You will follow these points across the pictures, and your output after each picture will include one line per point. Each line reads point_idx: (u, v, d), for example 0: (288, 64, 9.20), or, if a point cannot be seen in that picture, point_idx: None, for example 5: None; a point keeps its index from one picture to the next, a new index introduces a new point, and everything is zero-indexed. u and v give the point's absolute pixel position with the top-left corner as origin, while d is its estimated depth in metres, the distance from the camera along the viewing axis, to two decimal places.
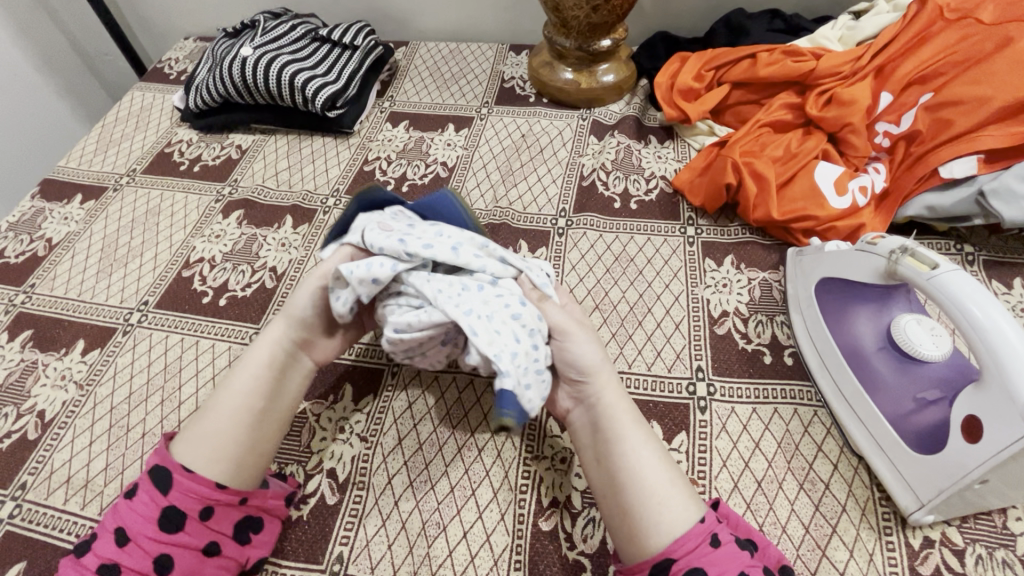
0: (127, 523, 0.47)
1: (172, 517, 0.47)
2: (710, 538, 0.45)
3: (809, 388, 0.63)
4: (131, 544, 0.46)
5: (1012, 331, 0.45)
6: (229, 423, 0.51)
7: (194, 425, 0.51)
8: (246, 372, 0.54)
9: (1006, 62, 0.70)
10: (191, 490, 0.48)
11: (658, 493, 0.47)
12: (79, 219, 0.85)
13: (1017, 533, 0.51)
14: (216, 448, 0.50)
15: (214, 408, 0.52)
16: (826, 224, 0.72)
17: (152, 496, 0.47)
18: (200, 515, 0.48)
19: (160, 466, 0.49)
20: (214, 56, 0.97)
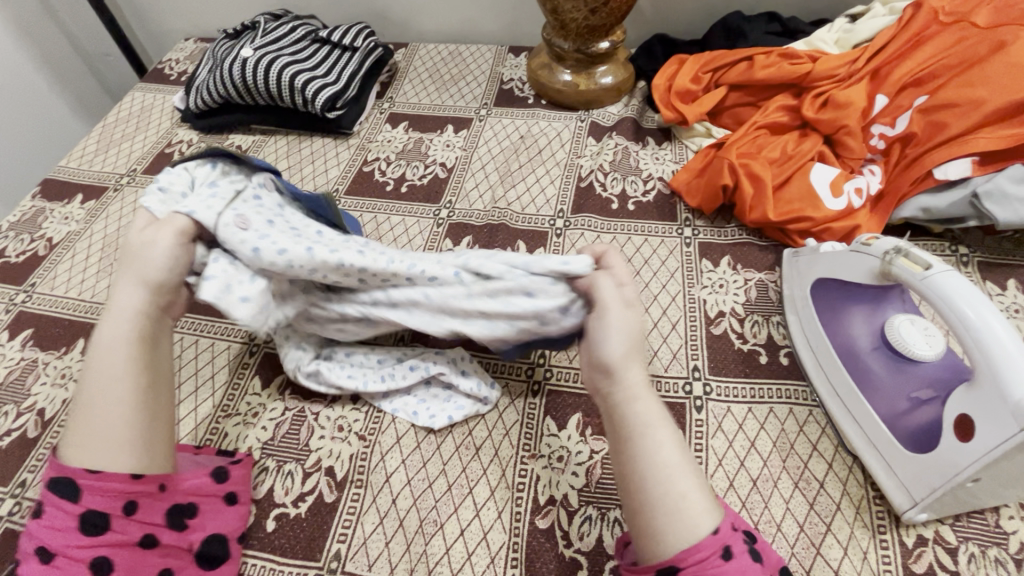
0: (46, 540, 0.45)
1: (93, 520, 0.46)
2: (722, 550, 0.42)
3: (804, 387, 0.63)
4: (59, 558, 0.44)
5: (1004, 332, 0.46)
6: (102, 407, 0.48)
7: (69, 425, 0.49)
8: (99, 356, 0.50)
9: (1000, 65, 0.70)
10: (100, 489, 0.46)
11: (676, 493, 0.44)
12: (80, 218, 0.85)
13: (1010, 532, 0.52)
14: (95, 437, 0.47)
15: (79, 401, 0.49)
16: (822, 225, 0.73)
17: (61, 508, 0.46)
18: (124, 511, 0.47)
19: (59, 477, 0.46)
20: (214, 57, 0.98)
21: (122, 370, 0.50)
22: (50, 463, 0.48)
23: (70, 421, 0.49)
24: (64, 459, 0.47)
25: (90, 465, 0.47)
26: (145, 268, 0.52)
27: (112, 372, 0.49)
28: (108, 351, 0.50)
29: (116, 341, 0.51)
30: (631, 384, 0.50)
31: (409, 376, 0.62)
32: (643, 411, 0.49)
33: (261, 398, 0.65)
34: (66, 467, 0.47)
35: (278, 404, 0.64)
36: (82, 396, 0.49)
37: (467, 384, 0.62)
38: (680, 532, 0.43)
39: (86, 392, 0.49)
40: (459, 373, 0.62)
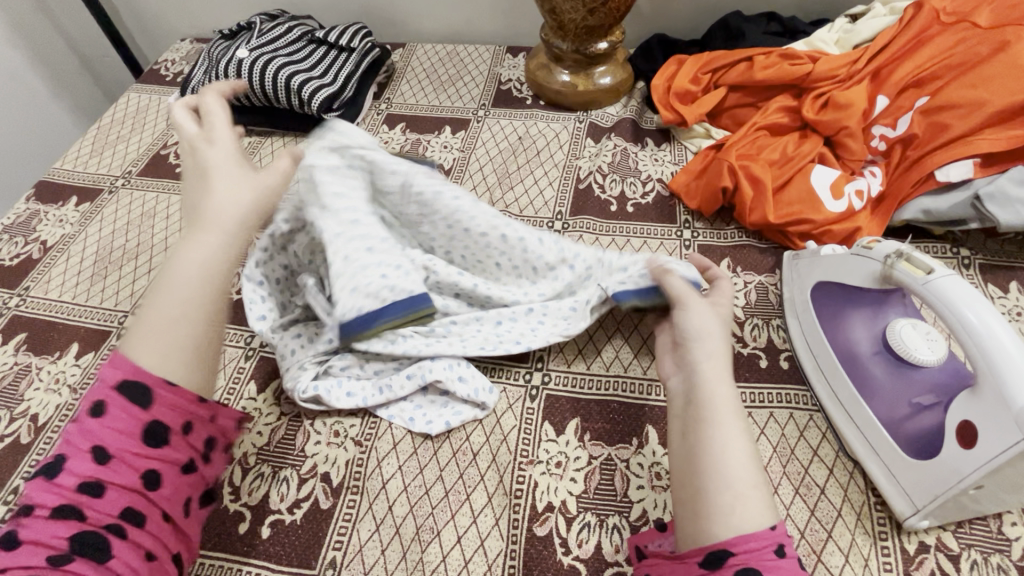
0: (106, 441, 0.42)
1: (157, 430, 0.44)
2: (775, 547, 0.41)
3: (804, 392, 0.62)
4: (115, 461, 0.42)
5: (1008, 338, 0.45)
6: (190, 320, 0.46)
7: (140, 327, 0.46)
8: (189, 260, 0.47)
9: (1002, 66, 0.70)
10: (172, 403, 0.45)
11: (748, 480, 0.44)
12: (74, 221, 0.84)
13: (1013, 539, 0.51)
14: (179, 347, 0.45)
15: (158, 304, 0.46)
16: (822, 227, 0.72)
17: (129, 411, 0.43)
18: (181, 429, 0.46)
19: (128, 380, 0.43)
20: (210, 58, 0.97)
21: (215, 283, 0.48)
22: (116, 364, 0.44)
23: (142, 323, 0.46)
24: (136, 362, 0.44)
25: (166, 376, 0.45)
26: (253, 183, 0.51)
27: (204, 286, 0.47)
28: (201, 262, 0.48)
29: (211, 255, 0.48)
30: (719, 364, 0.51)
31: (406, 386, 0.61)
32: (729, 394, 0.49)
33: (257, 403, 0.64)
34: (140, 371, 0.44)
35: (274, 409, 0.63)
36: (165, 299, 0.46)
37: (464, 391, 0.61)
38: (740, 517, 0.42)
39: (171, 298, 0.46)
40: (457, 380, 0.61)
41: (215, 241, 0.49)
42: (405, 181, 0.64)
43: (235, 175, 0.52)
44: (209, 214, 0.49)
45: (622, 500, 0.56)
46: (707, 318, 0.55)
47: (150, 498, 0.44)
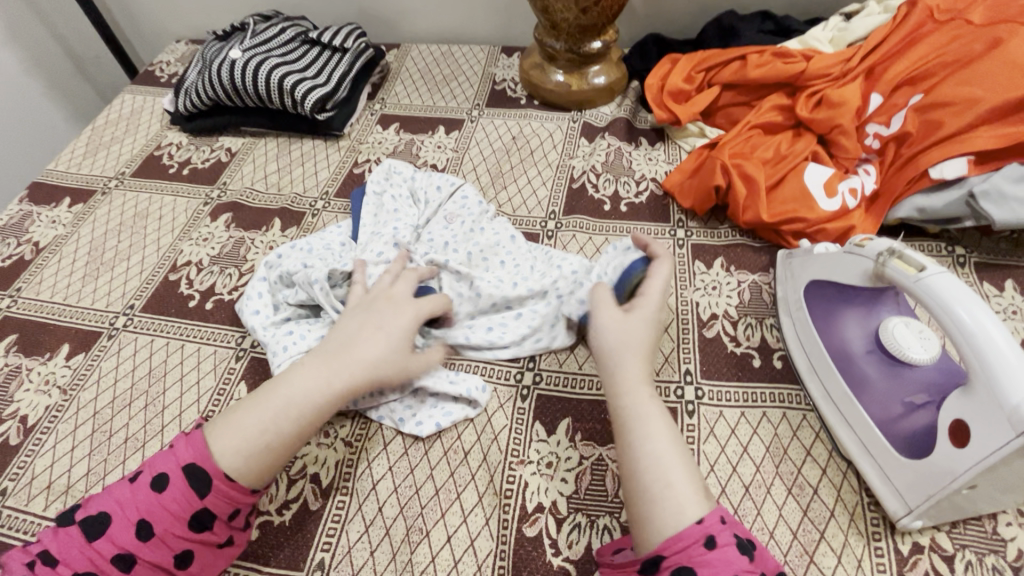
0: (153, 516, 0.46)
1: (202, 517, 0.47)
2: (705, 538, 0.43)
3: (798, 391, 0.62)
4: (155, 539, 0.46)
5: (1000, 336, 0.45)
6: (277, 442, 0.50)
7: (235, 418, 0.51)
8: (300, 389, 0.52)
9: (996, 63, 0.69)
10: (226, 495, 0.48)
11: (662, 484, 0.46)
12: (67, 222, 0.84)
13: (1008, 539, 0.51)
14: (260, 456, 0.49)
15: (262, 413, 0.51)
16: (816, 226, 0.72)
17: (184, 495, 0.47)
18: (226, 517, 0.49)
19: (197, 464, 0.48)
20: (203, 59, 0.97)
21: (310, 417, 0.51)
22: (195, 445, 0.49)
23: (238, 416, 0.51)
24: (209, 450, 0.48)
25: (229, 472, 0.48)
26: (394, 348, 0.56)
27: (303, 420, 0.51)
28: (313, 395, 0.52)
29: (324, 391, 0.52)
30: (626, 379, 0.53)
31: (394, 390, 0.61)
32: (639, 408, 0.51)
33: None
34: (209, 461, 0.48)
35: None
36: (269, 411, 0.51)
37: (451, 390, 0.61)
38: (662, 521, 0.45)
39: (274, 411, 0.51)
40: (447, 382, 0.61)
41: (335, 384, 0.53)
42: (440, 205, 0.77)
43: (388, 337, 0.57)
44: (347, 355, 0.54)
45: (614, 500, 0.55)
46: (612, 331, 0.56)
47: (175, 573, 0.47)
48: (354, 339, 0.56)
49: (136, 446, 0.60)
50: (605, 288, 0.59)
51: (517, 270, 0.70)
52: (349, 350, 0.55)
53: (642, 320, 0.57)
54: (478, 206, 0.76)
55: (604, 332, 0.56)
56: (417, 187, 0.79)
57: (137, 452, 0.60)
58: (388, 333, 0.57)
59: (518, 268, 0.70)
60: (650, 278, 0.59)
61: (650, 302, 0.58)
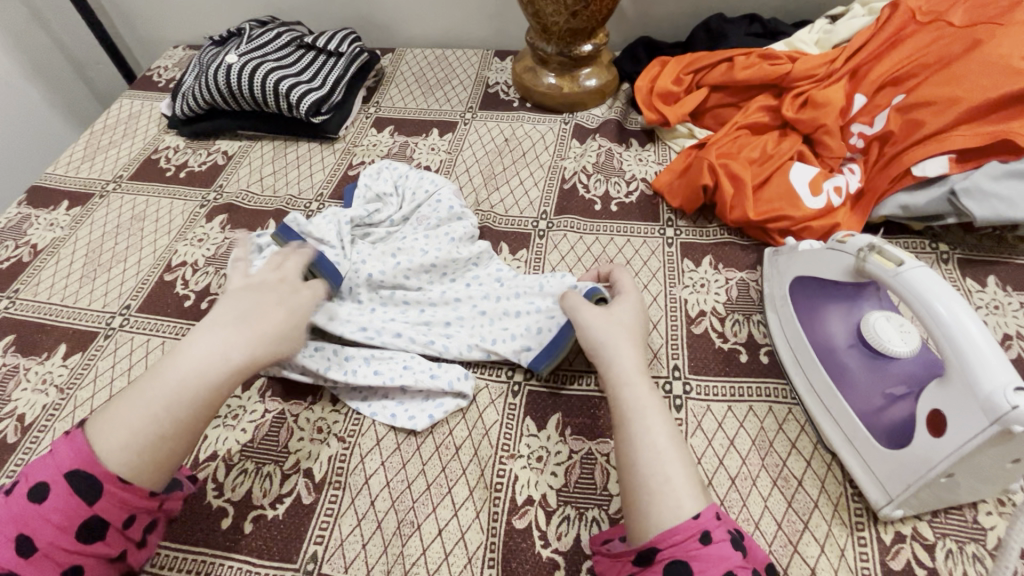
0: (35, 530, 0.44)
1: (92, 526, 0.46)
2: (700, 534, 0.44)
3: (784, 385, 0.63)
4: (39, 555, 0.44)
5: (975, 328, 0.46)
6: (169, 429, 0.49)
7: (122, 406, 0.50)
8: (192, 369, 0.51)
9: (976, 63, 0.71)
10: (118, 498, 0.47)
11: (662, 477, 0.47)
12: (65, 225, 0.85)
13: (988, 528, 0.52)
14: (152, 447, 0.48)
15: (152, 399, 0.50)
16: (801, 224, 0.73)
17: (71, 501, 0.45)
18: (120, 524, 0.48)
19: (83, 469, 0.47)
20: (200, 64, 0.98)
21: (206, 397, 0.51)
22: (75, 451, 0.47)
23: (124, 406, 0.49)
24: (92, 453, 0.47)
25: (118, 472, 0.47)
26: (286, 318, 0.57)
27: (189, 405, 0.50)
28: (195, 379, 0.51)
29: (214, 370, 0.51)
30: (624, 370, 0.54)
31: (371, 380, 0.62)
32: (635, 397, 0.52)
33: (242, 400, 0.64)
34: (94, 463, 0.47)
35: (257, 406, 0.64)
36: (159, 396, 0.50)
37: (439, 385, 0.62)
38: (664, 515, 0.46)
39: (163, 396, 0.50)
40: (428, 377, 0.62)
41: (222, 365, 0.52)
42: (418, 201, 0.77)
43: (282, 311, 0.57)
44: (241, 330, 0.54)
45: (602, 493, 0.56)
46: (600, 327, 0.58)
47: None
48: (243, 318, 0.56)
49: None
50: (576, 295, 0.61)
51: (431, 272, 0.70)
52: (245, 323, 0.55)
53: (626, 308, 0.60)
54: (450, 209, 0.75)
55: (593, 328, 0.58)
56: (407, 184, 0.80)
57: None
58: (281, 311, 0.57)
59: (433, 271, 0.70)
60: (620, 279, 0.64)
61: (631, 296, 0.62)
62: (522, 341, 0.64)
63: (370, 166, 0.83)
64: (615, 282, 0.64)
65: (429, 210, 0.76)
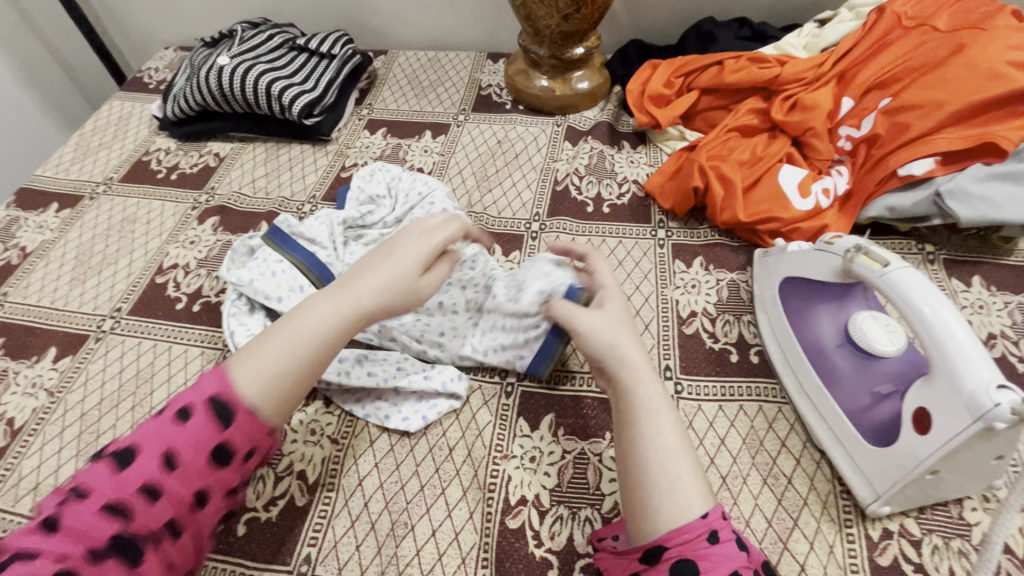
0: (179, 446, 0.44)
1: (225, 451, 0.45)
2: (708, 534, 0.44)
3: (773, 385, 0.64)
4: (177, 472, 0.43)
5: (959, 327, 0.47)
6: (297, 368, 0.48)
7: (255, 346, 0.48)
8: (320, 313, 0.50)
9: (960, 67, 0.72)
10: (245, 431, 0.45)
11: (671, 475, 0.47)
12: (54, 227, 0.85)
13: (973, 523, 0.53)
14: (281, 386, 0.47)
15: (283, 339, 0.48)
16: (790, 225, 0.74)
17: (209, 423, 0.44)
18: (245, 456, 0.46)
19: (222, 395, 0.45)
20: (191, 65, 0.98)
21: (331, 340, 0.49)
22: (215, 378, 0.46)
23: (259, 345, 0.48)
24: (230, 386, 0.46)
25: (252, 406, 0.45)
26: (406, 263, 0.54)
27: (321, 344, 0.49)
28: (331, 320, 0.50)
29: (337, 315, 0.50)
30: (637, 367, 0.53)
31: (365, 381, 0.62)
32: (649, 394, 0.52)
33: None
34: (233, 394, 0.45)
35: None
36: (292, 337, 0.48)
37: (433, 386, 0.62)
38: (668, 514, 0.45)
39: (294, 337, 0.48)
40: (422, 377, 0.63)
41: (354, 308, 0.51)
42: (411, 203, 0.77)
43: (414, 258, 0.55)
44: (363, 278, 0.53)
45: (594, 493, 0.57)
46: (604, 330, 0.55)
47: (196, 515, 0.44)
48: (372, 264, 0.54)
49: None
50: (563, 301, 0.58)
51: None
52: (365, 270, 0.53)
53: (619, 305, 0.58)
54: (442, 211, 0.75)
55: (593, 333, 0.55)
56: (400, 185, 0.80)
57: None
58: (415, 258, 0.54)
59: None
60: (597, 272, 0.60)
61: (614, 291, 0.59)
62: (512, 351, 0.64)
63: (360, 168, 0.82)
64: (593, 274, 0.61)
65: (422, 211, 0.76)
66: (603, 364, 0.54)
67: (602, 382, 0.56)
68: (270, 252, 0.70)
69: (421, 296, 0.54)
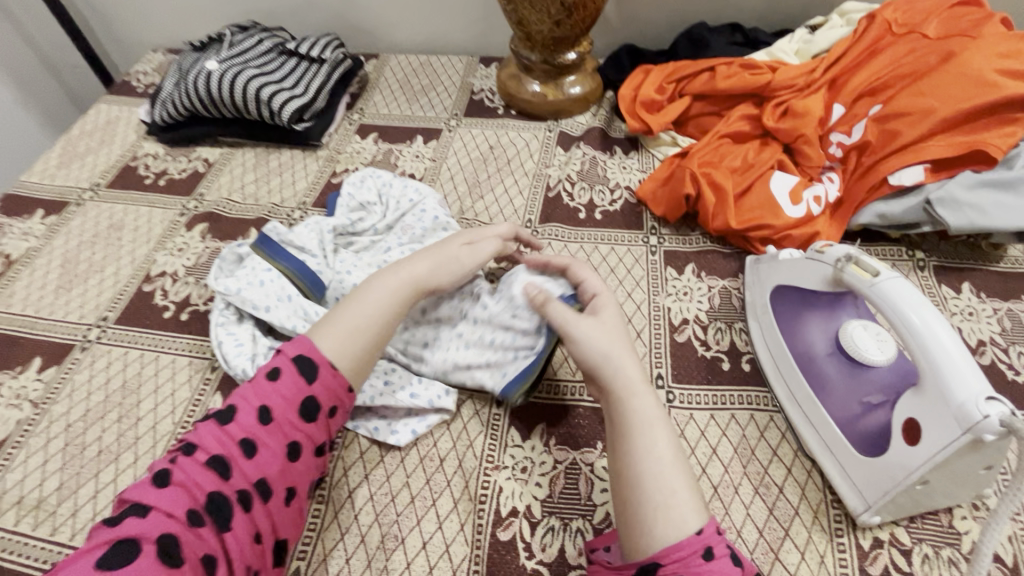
0: (272, 403, 0.50)
1: (312, 406, 0.52)
2: (703, 550, 0.44)
3: (765, 393, 0.64)
4: (273, 424, 0.50)
5: (949, 339, 0.47)
6: (368, 329, 0.56)
7: (332, 316, 0.57)
8: (385, 286, 0.59)
9: (949, 75, 0.72)
10: (328, 385, 0.53)
11: (667, 490, 0.47)
12: (39, 234, 0.83)
13: (963, 532, 0.53)
14: (355, 344, 0.55)
15: (356, 307, 0.57)
16: (781, 232, 0.74)
17: (297, 381, 0.52)
18: (328, 412, 0.53)
19: (307, 355, 0.53)
20: (180, 70, 0.97)
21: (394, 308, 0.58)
22: (299, 340, 0.54)
23: (335, 313, 0.57)
24: (314, 344, 0.54)
25: (331, 360, 0.54)
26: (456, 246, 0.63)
27: (387, 310, 0.58)
28: (392, 288, 0.59)
29: (399, 285, 0.59)
30: (630, 381, 0.54)
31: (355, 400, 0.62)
32: (643, 408, 0.52)
33: None
34: (317, 351, 0.53)
35: None
36: (363, 305, 0.57)
37: (421, 404, 0.61)
38: (663, 528, 0.45)
39: (365, 305, 0.57)
40: (408, 396, 0.62)
41: (414, 279, 0.60)
42: (402, 210, 0.77)
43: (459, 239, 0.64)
44: (419, 257, 0.62)
45: (586, 503, 0.56)
46: (597, 338, 0.56)
47: (286, 470, 0.50)
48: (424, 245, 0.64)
49: (109, 458, 0.61)
50: (559, 306, 0.58)
51: None
52: (421, 252, 0.62)
53: (612, 311, 0.59)
54: (434, 219, 0.75)
55: (590, 342, 0.56)
56: (390, 192, 0.79)
57: (111, 464, 0.60)
58: (460, 238, 0.64)
59: None
60: (587, 282, 0.61)
61: (608, 298, 0.60)
62: (494, 367, 0.63)
63: (349, 175, 0.82)
64: (582, 284, 0.62)
65: (413, 218, 0.76)
66: (593, 373, 0.55)
67: (595, 393, 0.57)
68: (258, 261, 0.70)
69: (468, 268, 0.62)
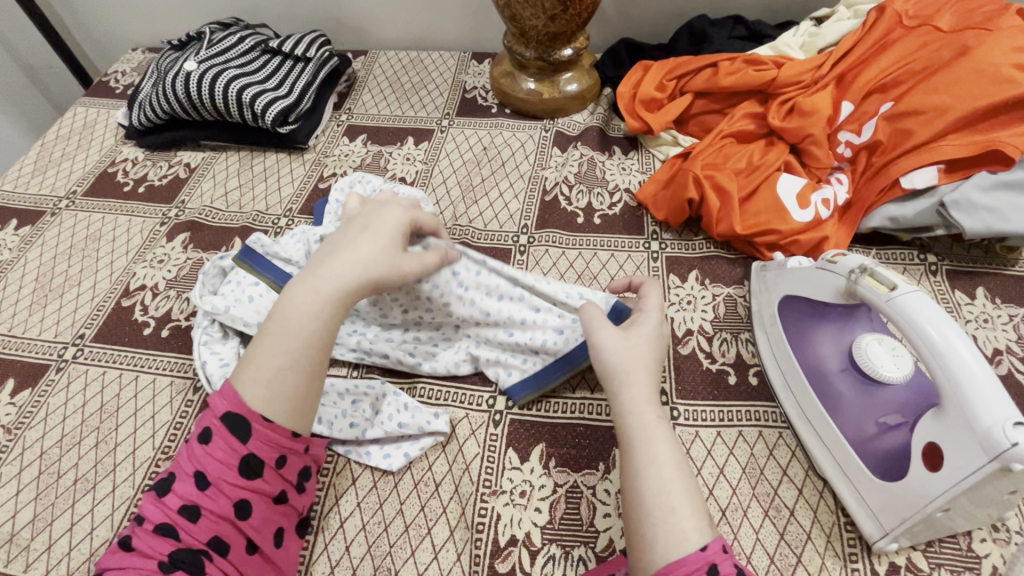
0: (205, 467, 0.47)
1: (251, 463, 0.47)
2: (707, 568, 0.42)
3: (774, 409, 0.61)
4: (212, 488, 0.46)
5: (969, 353, 0.44)
6: (294, 367, 0.50)
7: (250, 359, 0.50)
8: (299, 311, 0.51)
9: (964, 70, 0.69)
10: (270, 438, 0.48)
11: (664, 506, 0.45)
12: (13, 246, 0.80)
13: (982, 556, 0.51)
14: (283, 388, 0.49)
15: (271, 344, 0.50)
16: (789, 237, 0.71)
17: (228, 441, 0.47)
18: (274, 463, 0.49)
19: (234, 412, 0.48)
20: (158, 71, 0.92)
21: (317, 336, 0.51)
22: (226, 394, 0.49)
23: (252, 355, 0.51)
24: (241, 395, 0.49)
25: (262, 412, 0.48)
26: (370, 250, 0.54)
27: (309, 339, 0.51)
28: (313, 310, 0.51)
29: (316, 307, 0.51)
30: (628, 395, 0.52)
31: (347, 431, 0.59)
32: (642, 424, 0.50)
33: None
34: (244, 405, 0.48)
35: None
36: (279, 340, 0.50)
37: (411, 430, 0.59)
38: (666, 545, 0.43)
39: (281, 340, 0.50)
40: (396, 426, 0.59)
41: (331, 296, 0.52)
42: None
43: (388, 235, 0.56)
44: (330, 268, 0.53)
45: (588, 530, 0.53)
46: (613, 348, 0.54)
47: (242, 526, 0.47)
48: (345, 247, 0.55)
49: (86, 488, 0.58)
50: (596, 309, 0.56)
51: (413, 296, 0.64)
52: (334, 259, 0.54)
53: (642, 338, 0.55)
54: None
55: (606, 350, 0.54)
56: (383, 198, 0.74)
57: (87, 495, 0.57)
58: (387, 235, 0.56)
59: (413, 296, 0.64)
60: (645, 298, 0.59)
61: (648, 318, 0.57)
62: (502, 364, 0.63)
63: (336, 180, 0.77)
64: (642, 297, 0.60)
65: None
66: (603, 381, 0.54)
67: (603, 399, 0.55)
68: (244, 275, 0.67)
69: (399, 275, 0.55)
